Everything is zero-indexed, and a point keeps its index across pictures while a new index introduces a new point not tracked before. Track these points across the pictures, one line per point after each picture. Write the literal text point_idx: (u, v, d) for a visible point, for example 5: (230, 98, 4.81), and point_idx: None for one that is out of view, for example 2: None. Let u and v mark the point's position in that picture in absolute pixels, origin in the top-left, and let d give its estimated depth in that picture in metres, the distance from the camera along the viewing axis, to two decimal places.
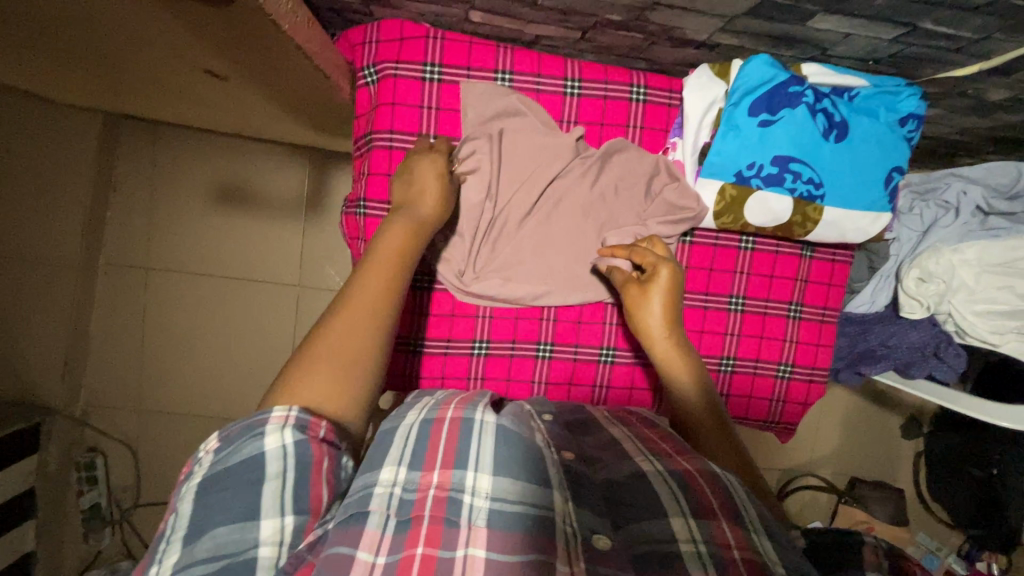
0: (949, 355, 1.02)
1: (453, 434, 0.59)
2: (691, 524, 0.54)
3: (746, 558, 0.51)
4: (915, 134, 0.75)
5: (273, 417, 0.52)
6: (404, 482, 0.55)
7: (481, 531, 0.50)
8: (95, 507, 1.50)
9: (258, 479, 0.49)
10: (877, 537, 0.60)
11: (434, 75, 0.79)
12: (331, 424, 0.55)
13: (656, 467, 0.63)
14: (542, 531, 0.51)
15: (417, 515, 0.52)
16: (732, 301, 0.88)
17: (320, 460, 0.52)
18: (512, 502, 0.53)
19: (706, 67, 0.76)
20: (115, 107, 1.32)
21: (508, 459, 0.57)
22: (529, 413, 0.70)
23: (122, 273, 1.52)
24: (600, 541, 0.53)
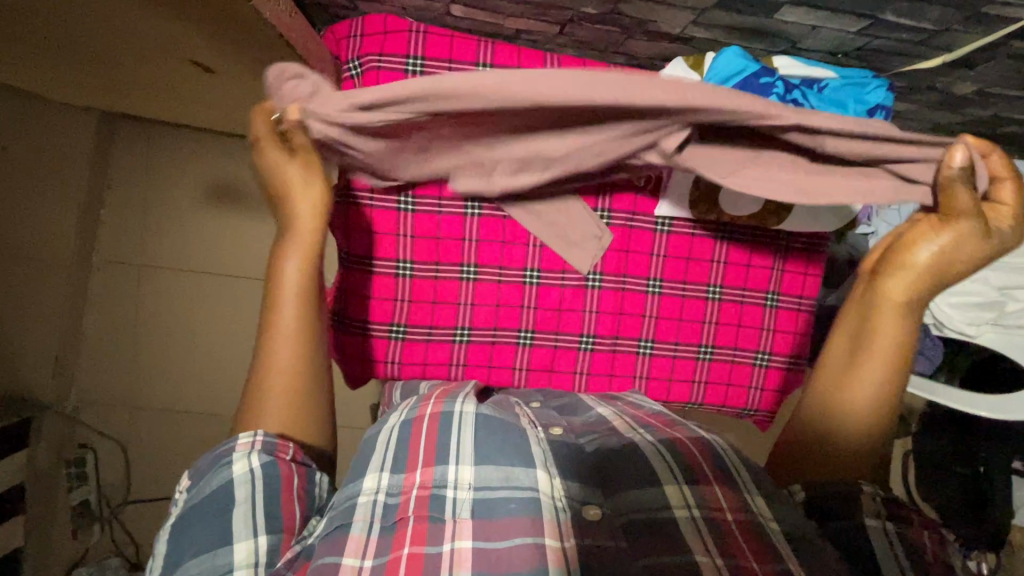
0: (926, 347, 1.06)
1: (434, 430, 0.71)
2: (683, 490, 0.66)
3: (737, 518, 0.62)
4: (883, 124, 0.79)
5: (240, 445, 0.65)
6: (387, 487, 0.66)
7: (465, 523, 0.61)
8: (85, 503, 1.51)
9: (229, 504, 0.60)
10: (876, 487, 0.66)
11: (416, 67, 0.81)
12: (296, 446, 0.68)
13: (648, 440, 0.74)
14: (530, 509, 0.62)
15: (401, 518, 0.61)
16: (710, 290, 0.92)
17: (287, 475, 0.64)
18: (496, 486, 0.65)
19: (682, 60, 0.80)
20: (112, 105, 1.34)
21: (491, 446, 0.69)
22: (510, 403, 0.82)
23: (114, 270, 1.52)
24: (590, 511, 0.64)
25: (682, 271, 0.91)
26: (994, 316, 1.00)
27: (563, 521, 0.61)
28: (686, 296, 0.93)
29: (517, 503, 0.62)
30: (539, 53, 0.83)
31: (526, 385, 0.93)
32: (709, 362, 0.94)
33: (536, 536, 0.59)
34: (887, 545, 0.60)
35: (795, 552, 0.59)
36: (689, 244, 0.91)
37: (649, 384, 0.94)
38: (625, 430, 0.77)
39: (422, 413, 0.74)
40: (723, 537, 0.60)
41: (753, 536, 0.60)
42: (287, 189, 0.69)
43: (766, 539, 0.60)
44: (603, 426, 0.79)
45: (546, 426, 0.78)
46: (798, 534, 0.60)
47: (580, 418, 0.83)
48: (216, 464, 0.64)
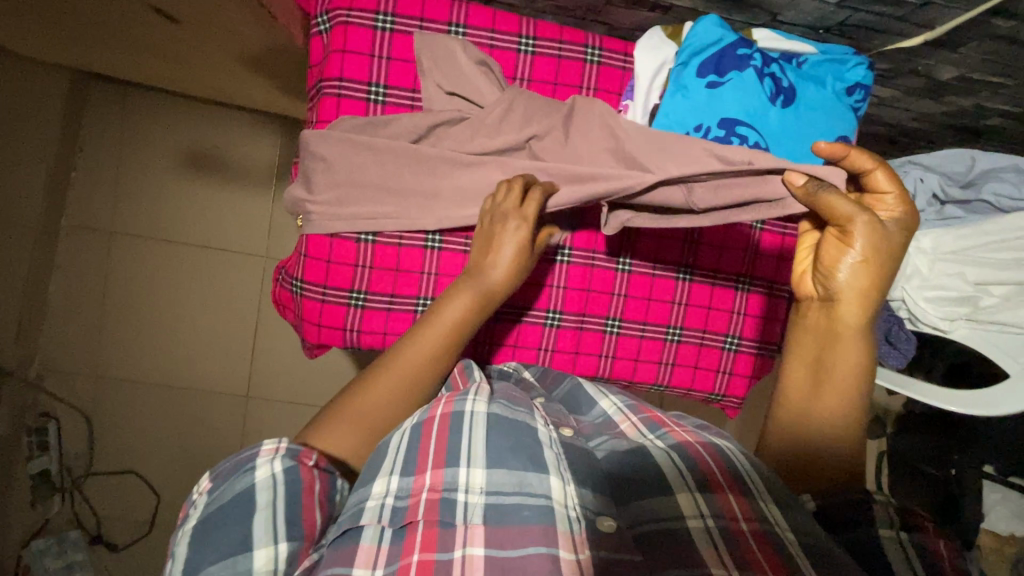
0: (901, 341, 1.03)
1: (444, 430, 0.63)
2: (697, 499, 0.59)
3: (754, 529, 0.56)
4: (862, 104, 0.77)
5: (263, 449, 0.58)
6: (397, 490, 0.59)
7: (478, 530, 0.55)
8: (45, 473, 1.44)
9: (249, 511, 0.54)
10: (887, 499, 0.64)
11: (386, 24, 0.78)
12: (320, 453, 0.61)
13: (659, 446, 0.67)
14: (546, 518, 0.56)
15: (410, 522, 0.56)
16: (680, 271, 0.91)
17: (309, 484, 0.58)
18: (509, 491, 0.58)
19: (659, 30, 0.78)
20: (87, 64, 1.30)
21: (503, 449, 0.62)
22: (525, 396, 0.75)
23: (85, 235, 1.48)
24: (604, 523, 0.57)
25: (652, 249, 0.90)
26: (970, 311, 0.99)
27: (577, 534, 0.56)
28: (657, 275, 0.90)
29: (531, 510, 0.57)
30: (515, 16, 0.81)
31: (489, 360, 0.91)
32: (678, 344, 0.93)
33: (550, 545, 0.53)
34: (905, 562, 0.55)
35: (815, 564, 0.52)
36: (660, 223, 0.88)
37: (614, 363, 0.92)
38: (633, 434, 0.70)
39: (433, 413, 0.64)
40: (740, 550, 0.54)
41: (771, 549, 0.54)
42: (496, 247, 0.75)
43: (788, 555, 0.53)
44: (612, 430, 0.73)
45: (557, 426, 0.71)
46: (820, 547, 0.54)
47: (589, 417, 0.78)
48: (234, 469, 0.57)
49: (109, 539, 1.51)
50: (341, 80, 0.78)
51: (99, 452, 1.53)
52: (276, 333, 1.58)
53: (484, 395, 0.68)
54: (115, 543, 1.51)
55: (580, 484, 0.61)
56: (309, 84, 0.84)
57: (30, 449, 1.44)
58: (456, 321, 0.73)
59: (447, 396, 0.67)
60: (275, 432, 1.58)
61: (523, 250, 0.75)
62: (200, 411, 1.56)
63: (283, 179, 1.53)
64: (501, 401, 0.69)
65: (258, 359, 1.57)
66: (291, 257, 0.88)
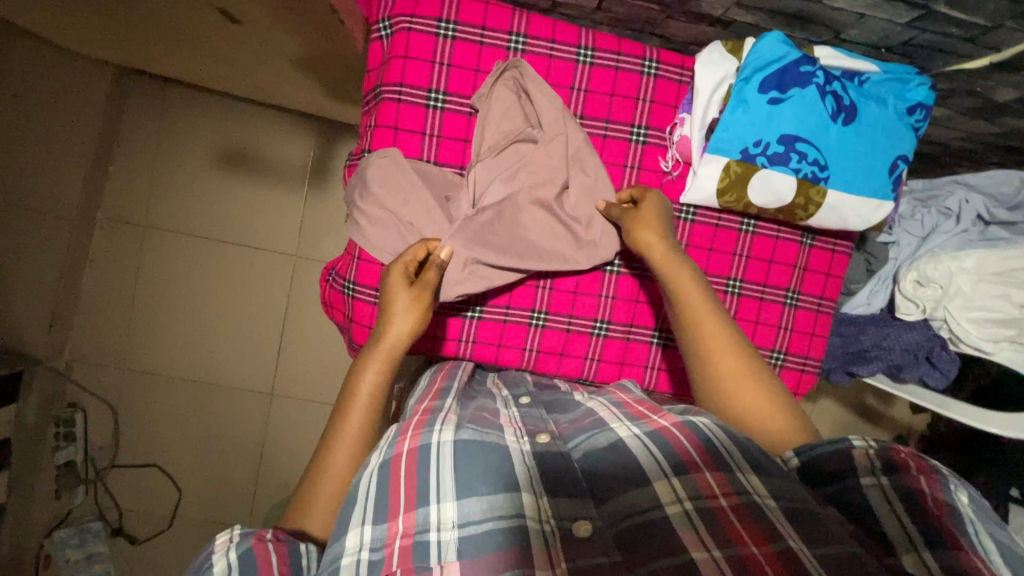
0: (942, 360, 1.02)
1: (411, 466, 0.61)
2: (674, 484, 0.60)
3: (734, 503, 0.57)
4: (922, 124, 0.77)
5: (217, 544, 0.56)
6: (370, 542, 0.56)
7: (454, 566, 0.53)
8: (70, 464, 1.46)
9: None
10: (868, 440, 0.63)
11: (448, 32, 0.79)
12: (275, 531, 0.58)
13: (633, 432, 0.67)
14: (520, 542, 0.54)
15: (388, 574, 0.53)
16: (730, 284, 0.87)
17: (266, 556, 0.55)
18: (480, 520, 0.56)
19: (718, 45, 0.77)
20: (130, 61, 1.31)
21: (472, 473, 0.60)
22: (495, 413, 0.73)
23: (119, 229, 1.50)
24: (581, 527, 0.56)
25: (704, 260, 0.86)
26: (1014, 333, 0.98)
27: (553, 549, 0.55)
28: None
29: (504, 534, 0.55)
30: (575, 27, 0.81)
31: (534, 368, 0.91)
32: None
33: (527, 569, 0.52)
34: (891, 513, 0.56)
35: (801, 532, 0.54)
36: (713, 233, 0.86)
37: (660, 375, 0.92)
38: (608, 421, 0.70)
39: (399, 450, 0.63)
40: (724, 531, 0.55)
41: (754, 523, 0.55)
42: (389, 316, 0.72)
43: (771, 526, 0.54)
44: (588, 419, 0.73)
45: (532, 434, 0.68)
46: (805, 515, 0.55)
47: (568, 416, 0.76)
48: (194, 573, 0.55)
49: (129, 532, 1.52)
50: (402, 86, 0.79)
51: (123, 444, 1.54)
52: (301, 333, 1.58)
53: (451, 422, 0.66)
54: (134, 535, 1.52)
55: (553, 494, 0.60)
56: (368, 88, 0.86)
57: (56, 440, 1.44)
58: (372, 389, 0.71)
59: (413, 429, 0.66)
60: (296, 432, 1.58)
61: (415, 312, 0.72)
62: (223, 408, 1.56)
63: (317, 180, 1.54)
64: (470, 425, 0.67)
65: (283, 358, 1.57)
66: (343, 258, 0.88)
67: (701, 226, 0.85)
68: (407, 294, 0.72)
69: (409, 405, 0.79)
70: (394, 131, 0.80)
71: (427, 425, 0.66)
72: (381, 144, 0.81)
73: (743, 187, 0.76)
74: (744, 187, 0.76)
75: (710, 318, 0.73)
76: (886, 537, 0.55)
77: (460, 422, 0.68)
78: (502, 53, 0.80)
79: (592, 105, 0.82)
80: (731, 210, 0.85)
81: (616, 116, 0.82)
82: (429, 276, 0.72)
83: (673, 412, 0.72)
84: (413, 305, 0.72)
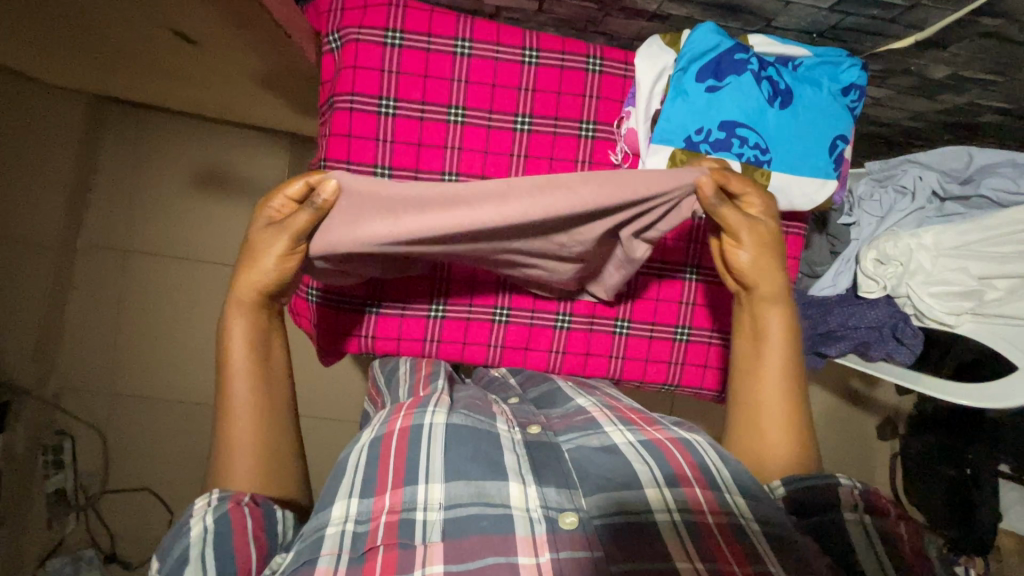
0: (908, 337, 1.02)
1: (401, 448, 0.59)
2: (665, 494, 0.56)
3: (719, 522, 0.54)
4: (858, 103, 0.82)
5: (196, 507, 0.58)
6: (356, 515, 0.55)
7: (437, 547, 0.51)
8: (61, 491, 1.45)
9: (181, 563, 0.53)
10: (852, 479, 0.64)
11: (395, 41, 0.83)
12: (254, 493, 0.61)
13: (627, 439, 0.63)
14: (504, 528, 0.53)
15: (371, 547, 0.51)
16: (686, 272, 0.94)
17: (242, 521, 0.57)
18: (467, 503, 0.55)
19: (657, 38, 0.82)
20: (103, 89, 1.34)
21: (462, 457, 0.58)
22: (487, 403, 0.71)
23: (101, 254, 1.51)
24: (567, 519, 0.53)
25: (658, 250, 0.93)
26: (974, 305, 1.00)
27: (539, 536, 0.52)
28: (664, 276, 0.94)
29: (490, 520, 0.53)
30: (518, 29, 0.87)
31: (500, 363, 0.94)
32: (686, 342, 0.95)
33: (510, 554, 0.51)
34: (873, 558, 0.56)
35: (779, 558, 0.52)
36: None
37: (624, 364, 0.95)
38: (602, 424, 0.66)
39: (392, 428, 0.62)
40: (707, 545, 0.52)
41: (737, 542, 0.52)
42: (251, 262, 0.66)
43: (751, 547, 0.52)
44: (581, 417, 0.69)
45: (523, 425, 0.67)
46: (785, 542, 0.53)
47: (559, 412, 0.73)
48: (176, 535, 0.57)
49: (123, 557, 1.51)
50: (353, 95, 0.83)
51: (113, 469, 1.53)
52: None
53: (443, 405, 0.65)
54: (128, 561, 1.51)
55: (541, 483, 0.58)
56: (323, 99, 0.89)
57: (46, 468, 1.44)
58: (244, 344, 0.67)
59: (406, 409, 0.65)
60: None
61: (283, 254, 0.66)
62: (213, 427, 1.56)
63: None
64: (461, 410, 0.66)
65: None
66: None
67: None
68: (273, 236, 0.66)
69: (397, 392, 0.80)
70: (347, 138, 0.83)
71: (418, 406, 0.65)
72: (336, 151, 0.84)
73: None
74: None
75: (781, 356, 0.71)
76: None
77: (450, 409, 0.66)
78: (449, 57, 0.84)
79: (540, 103, 0.87)
80: None
81: (564, 114, 0.87)
82: (298, 220, 0.64)
83: (665, 423, 0.69)
84: (279, 255, 0.66)
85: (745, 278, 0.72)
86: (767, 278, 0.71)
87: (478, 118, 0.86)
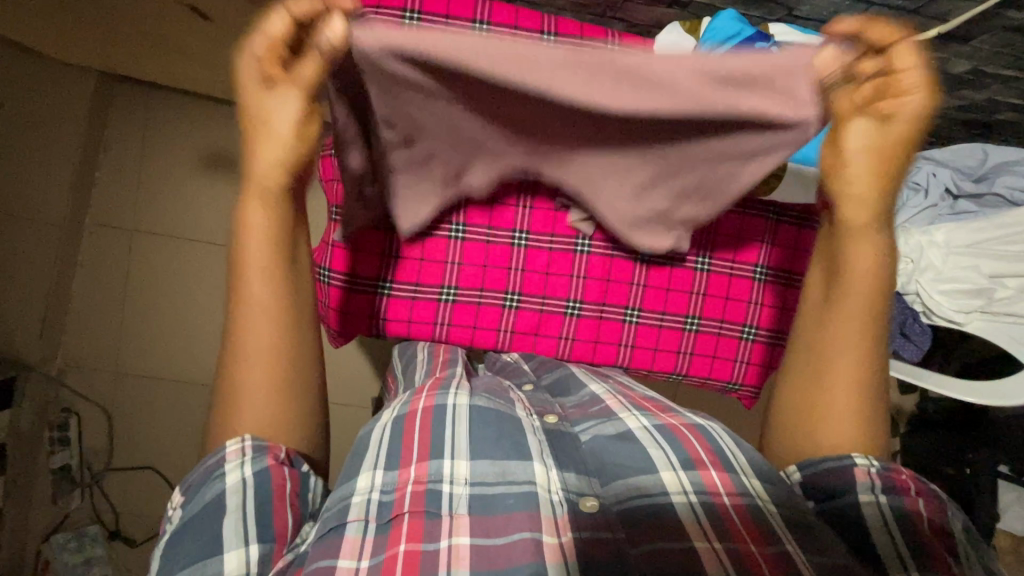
0: (914, 332, 1.03)
1: (425, 425, 0.60)
2: (680, 476, 0.56)
3: (736, 502, 0.54)
4: None
5: (229, 452, 0.56)
6: (381, 484, 0.55)
7: (463, 519, 0.52)
8: (66, 467, 1.45)
9: (219, 514, 0.53)
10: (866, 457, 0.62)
11: (412, 20, 0.82)
12: (287, 449, 0.60)
13: (641, 424, 0.64)
14: (530, 505, 0.53)
15: (396, 515, 0.52)
16: (698, 260, 0.94)
17: (280, 482, 0.56)
18: (492, 482, 0.55)
19: (678, 24, 0.85)
20: (112, 66, 1.33)
21: (487, 437, 0.59)
22: (504, 388, 0.72)
23: (108, 233, 1.51)
24: (587, 503, 0.54)
25: None
26: (983, 304, 1.00)
27: (560, 518, 0.53)
28: (675, 265, 0.94)
29: (515, 498, 0.54)
30: (537, 13, 0.86)
31: (509, 348, 0.94)
32: (696, 332, 0.95)
33: (535, 531, 0.51)
34: (887, 537, 0.57)
35: (797, 535, 0.52)
36: None
37: (634, 352, 0.95)
38: (615, 411, 0.67)
39: (415, 406, 0.63)
40: (724, 526, 0.52)
41: (754, 523, 0.53)
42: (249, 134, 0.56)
43: (768, 526, 0.52)
44: (595, 407, 0.69)
45: (540, 412, 0.68)
46: (805, 520, 0.53)
47: (573, 401, 0.74)
48: (207, 480, 0.55)
49: (128, 535, 1.52)
50: None
51: (118, 447, 1.53)
52: None
53: (465, 387, 0.66)
54: (133, 538, 1.52)
55: (561, 467, 0.58)
56: None
57: (51, 444, 1.45)
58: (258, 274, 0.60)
59: (428, 389, 0.65)
60: None
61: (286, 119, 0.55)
62: None
63: None
64: (482, 393, 0.67)
65: None
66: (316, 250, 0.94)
67: None
68: (262, 96, 0.54)
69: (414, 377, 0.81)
70: None
71: (442, 387, 0.66)
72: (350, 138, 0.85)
73: None
74: None
75: (862, 303, 0.65)
76: (872, 548, 0.57)
77: (473, 391, 0.67)
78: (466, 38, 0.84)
79: None
80: None
81: None
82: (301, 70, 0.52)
83: (679, 410, 0.69)
84: (280, 122, 0.55)
85: (836, 211, 0.62)
86: (873, 205, 0.60)
87: None
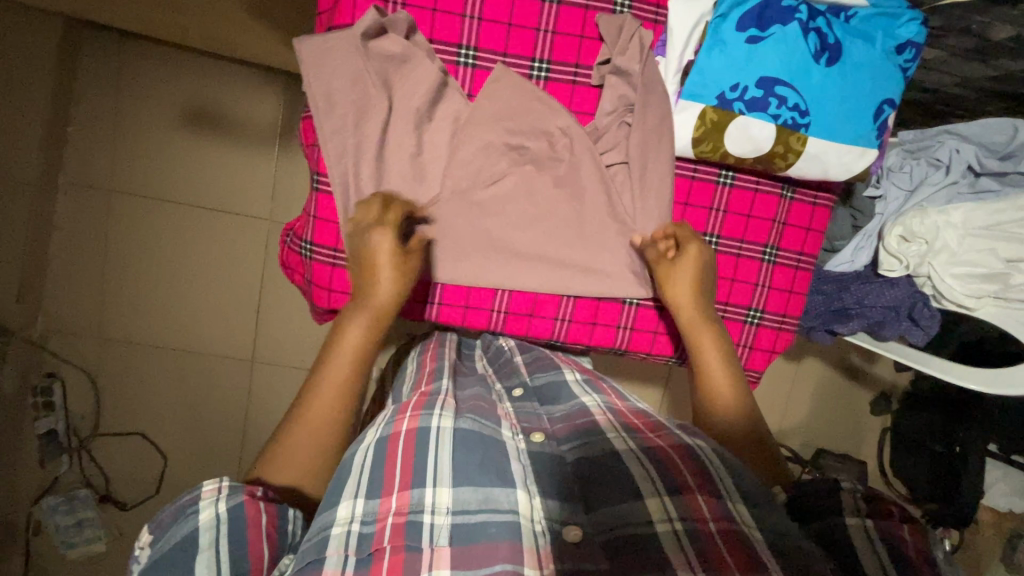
0: (924, 318, 1.00)
1: (408, 450, 0.57)
2: (666, 503, 0.53)
3: (723, 527, 0.51)
4: (911, 63, 0.78)
5: (204, 492, 0.54)
6: (362, 515, 0.52)
7: (444, 551, 0.50)
8: (52, 432, 1.42)
9: (191, 553, 0.50)
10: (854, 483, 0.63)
11: None
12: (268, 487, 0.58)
13: (629, 446, 0.61)
14: (512, 536, 0.51)
15: (377, 548, 0.49)
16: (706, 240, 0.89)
17: (257, 518, 0.53)
18: (474, 510, 0.53)
19: None
20: (77, 10, 1.22)
21: (469, 464, 0.57)
22: (492, 404, 0.70)
23: (84, 193, 1.42)
24: (570, 533, 0.53)
25: (679, 214, 0.88)
26: (999, 289, 0.96)
27: (542, 548, 0.51)
28: None
29: (497, 527, 0.51)
30: None
31: (504, 331, 0.90)
32: None
33: (515, 564, 0.49)
34: (871, 554, 0.54)
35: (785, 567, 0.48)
36: (689, 185, 0.88)
37: (633, 335, 0.91)
38: (603, 429, 0.63)
39: (398, 429, 0.60)
40: (710, 555, 0.48)
41: (742, 551, 0.48)
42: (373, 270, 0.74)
43: (756, 555, 0.48)
44: (582, 421, 0.66)
45: (527, 431, 0.66)
46: (789, 550, 0.49)
47: (560, 414, 0.70)
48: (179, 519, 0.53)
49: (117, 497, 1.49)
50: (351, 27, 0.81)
51: (104, 413, 1.49)
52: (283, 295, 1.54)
53: (450, 408, 0.64)
54: (123, 500, 1.49)
55: (544, 495, 0.57)
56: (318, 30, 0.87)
57: (36, 409, 1.41)
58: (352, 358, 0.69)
59: (412, 408, 0.63)
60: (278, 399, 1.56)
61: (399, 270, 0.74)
62: (204, 375, 1.52)
63: (287, 140, 1.47)
64: (468, 414, 0.64)
65: (262, 324, 1.53)
66: (298, 219, 0.88)
67: (679, 178, 0.87)
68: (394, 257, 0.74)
69: (401, 391, 0.77)
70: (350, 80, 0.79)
71: (426, 407, 0.63)
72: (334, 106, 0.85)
73: (718, 135, 0.78)
74: (719, 135, 0.78)
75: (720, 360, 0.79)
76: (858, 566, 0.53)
77: (458, 413, 0.65)
78: None
79: (562, 48, 0.84)
80: (708, 161, 0.86)
81: (585, 60, 0.85)
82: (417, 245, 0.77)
83: (671, 427, 0.65)
84: (398, 272, 0.74)
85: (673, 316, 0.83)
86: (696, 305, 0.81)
87: (490, 59, 0.84)
